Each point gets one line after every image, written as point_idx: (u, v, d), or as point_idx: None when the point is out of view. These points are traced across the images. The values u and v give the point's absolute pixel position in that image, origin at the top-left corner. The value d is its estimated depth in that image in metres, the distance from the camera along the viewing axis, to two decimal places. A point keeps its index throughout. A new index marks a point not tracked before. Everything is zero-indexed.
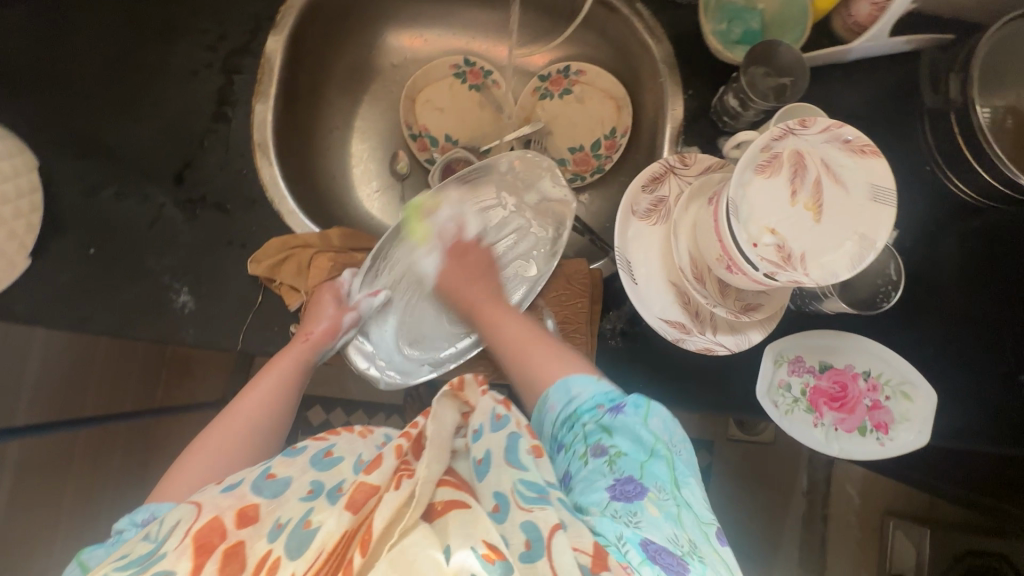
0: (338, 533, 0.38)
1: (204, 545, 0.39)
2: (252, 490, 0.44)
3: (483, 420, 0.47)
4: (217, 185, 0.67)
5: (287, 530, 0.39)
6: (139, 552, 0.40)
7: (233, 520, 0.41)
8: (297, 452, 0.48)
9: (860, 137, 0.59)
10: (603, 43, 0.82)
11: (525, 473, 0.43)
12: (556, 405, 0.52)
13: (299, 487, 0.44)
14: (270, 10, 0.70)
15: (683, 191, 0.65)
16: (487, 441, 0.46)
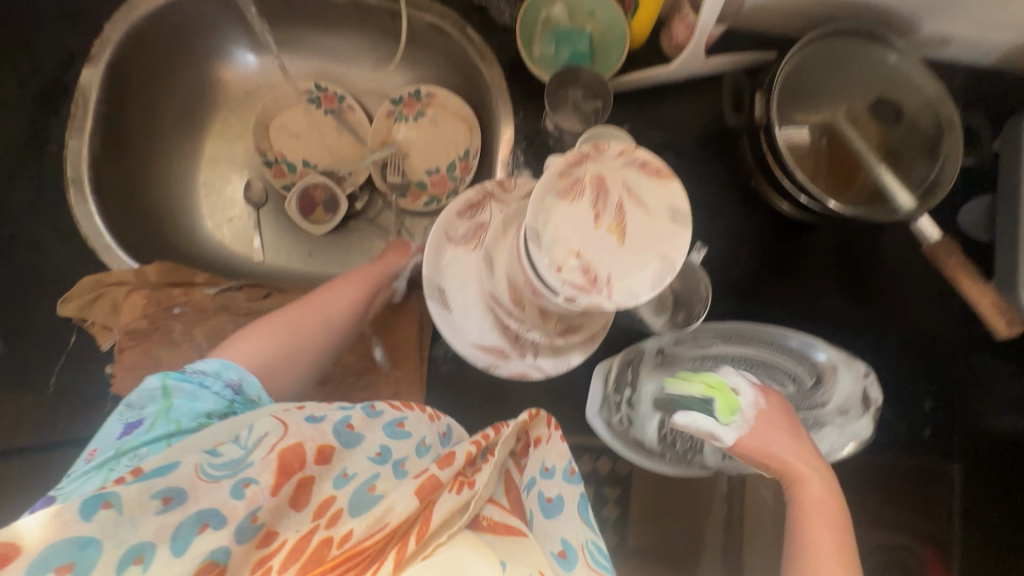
0: (399, 512, 0.39)
1: (286, 468, 0.42)
2: (331, 430, 0.45)
3: (559, 464, 0.50)
4: (29, 225, 0.66)
5: (353, 481, 0.43)
6: (229, 453, 0.42)
7: (313, 453, 0.43)
8: (376, 414, 0.50)
9: (653, 159, 0.60)
10: (449, 66, 0.81)
11: (596, 536, 0.46)
12: None
13: (368, 447, 0.47)
14: (88, 43, 0.69)
15: (501, 215, 0.65)
16: (559, 486, 0.49)
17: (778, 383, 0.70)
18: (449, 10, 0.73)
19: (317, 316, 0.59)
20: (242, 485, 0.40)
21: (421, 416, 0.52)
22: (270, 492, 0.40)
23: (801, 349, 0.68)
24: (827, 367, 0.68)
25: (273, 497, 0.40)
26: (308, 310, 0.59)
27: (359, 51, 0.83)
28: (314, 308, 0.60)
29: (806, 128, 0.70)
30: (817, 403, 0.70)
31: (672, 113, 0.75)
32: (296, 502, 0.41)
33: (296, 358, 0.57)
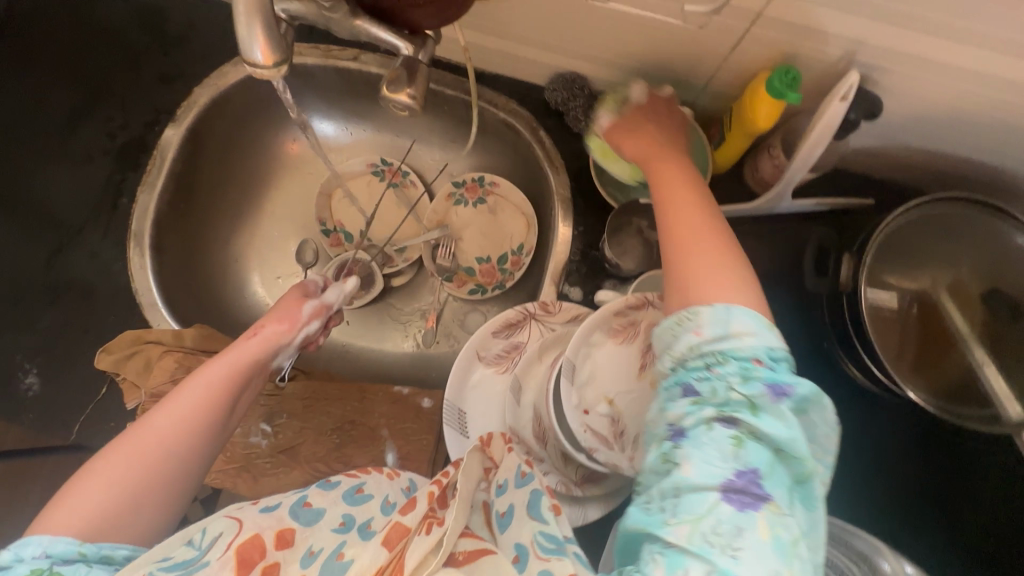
0: (371, 567, 0.36)
1: (245, 562, 0.37)
2: (289, 514, 0.42)
3: (508, 475, 0.46)
4: (88, 270, 0.68)
5: (320, 559, 0.38)
6: (181, 557, 0.38)
7: (272, 540, 0.39)
8: (333, 484, 0.46)
9: None
10: (516, 160, 0.79)
11: (545, 525, 0.41)
12: (687, 327, 0.39)
13: (329, 518, 0.42)
14: (176, 104, 0.71)
15: (540, 339, 0.61)
16: (511, 496, 0.44)
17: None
18: (524, 110, 0.70)
19: (207, 389, 0.48)
20: None
21: (384, 478, 0.48)
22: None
23: None
24: None
25: None
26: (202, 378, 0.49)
27: (430, 131, 0.82)
28: (207, 378, 0.49)
29: (897, 294, 0.61)
30: None
31: (745, 248, 0.69)
32: None
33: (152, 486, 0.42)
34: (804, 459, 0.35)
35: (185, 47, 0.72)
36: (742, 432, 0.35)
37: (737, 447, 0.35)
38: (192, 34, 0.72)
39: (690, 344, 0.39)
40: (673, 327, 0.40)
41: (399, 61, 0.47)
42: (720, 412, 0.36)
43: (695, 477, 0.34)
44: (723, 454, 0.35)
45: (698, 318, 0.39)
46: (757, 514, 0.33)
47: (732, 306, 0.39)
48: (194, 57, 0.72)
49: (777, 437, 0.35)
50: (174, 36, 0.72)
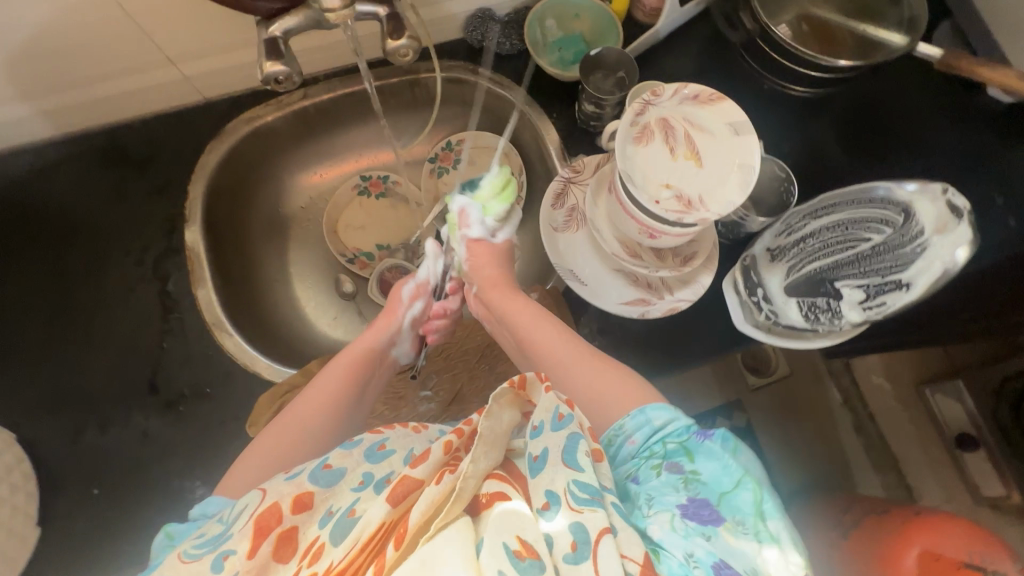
0: (373, 523, 0.45)
1: (264, 528, 0.47)
2: (309, 479, 0.51)
3: (544, 418, 0.53)
4: (190, 376, 0.70)
5: (334, 517, 0.47)
6: (211, 531, 0.50)
7: (289, 506, 0.49)
8: (354, 444, 0.55)
9: (703, 89, 0.69)
10: (468, 112, 0.92)
11: (580, 474, 0.48)
12: (622, 437, 0.55)
13: (352, 479, 0.52)
14: (178, 210, 0.77)
15: (586, 192, 0.73)
16: (545, 440, 0.52)
17: (874, 231, 0.70)
18: (458, 62, 0.85)
19: (340, 375, 0.62)
20: (223, 557, 0.46)
21: (408, 432, 0.58)
22: (246, 558, 0.45)
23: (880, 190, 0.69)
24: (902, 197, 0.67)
25: (248, 561, 0.45)
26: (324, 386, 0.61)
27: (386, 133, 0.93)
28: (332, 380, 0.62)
29: (785, 27, 0.81)
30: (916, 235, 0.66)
31: (669, 64, 0.86)
32: (282, 556, 0.46)
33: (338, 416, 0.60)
34: (739, 478, 0.50)
35: (158, 163, 0.78)
36: (688, 471, 0.51)
37: (686, 483, 0.50)
38: (158, 150, 0.79)
39: (630, 451, 0.55)
40: (612, 441, 0.56)
41: (384, 22, 0.59)
42: (666, 462, 0.52)
43: (654, 505, 0.49)
44: (676, 487, 0.50)
45: (625, 430, 0.55)
46: (717, 527, 0.47)
47: (645, 407, 0.56)
48: (171, 166, 0.78)
49: (712, 474, 0.50)
50: (143, 160, 0.78)
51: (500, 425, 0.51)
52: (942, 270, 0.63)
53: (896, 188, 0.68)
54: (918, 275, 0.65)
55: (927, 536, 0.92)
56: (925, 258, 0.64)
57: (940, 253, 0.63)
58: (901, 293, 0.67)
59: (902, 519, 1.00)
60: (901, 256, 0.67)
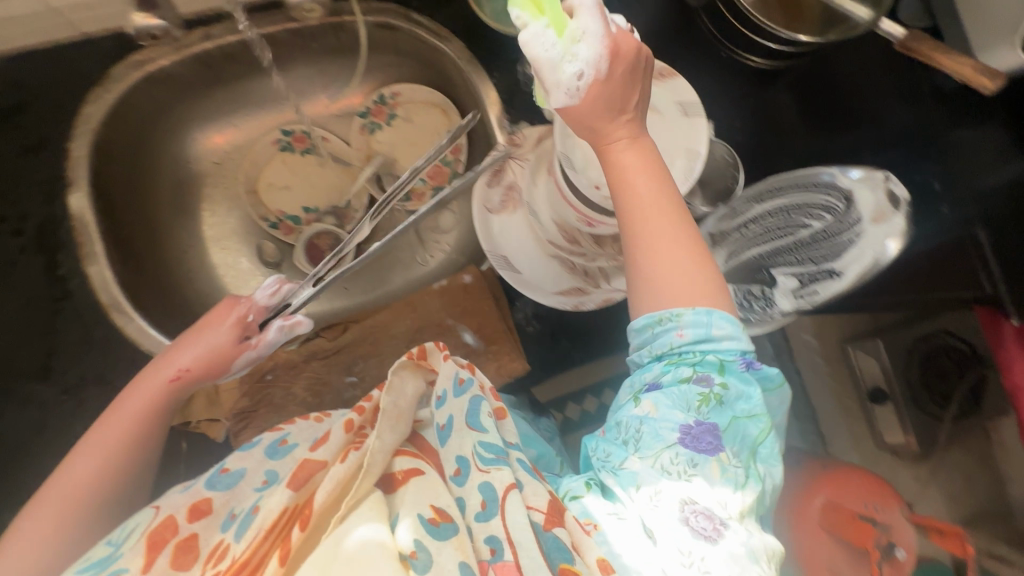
0: (276, 510, 0.42)
1: (158, 542, 0.43)
2: (206, 484, 0.48)
3: (447, 386, 0.53)
4: (88, 363, 0.64)
5: (238, 518, 0.44)
6: (99, 553, 0.44)
7: (184, 515, 0.45)
8: (255, 444, 0.52)
9: (655, 63, 0.63)
10: (403, 60, 0.82)
11: (484, 435, 0.49)
12: (671, 325, 0.48)
13: (254, 477, 0.48)
14: (59, 171, 0.66)
15: (526, 170, 0.68)
16: (450, 407, 0.51)
17: (814, 217, 0.69)
18: (388, 4, 0.74)
19: (146, 401, 0.55)
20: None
21: (309, 424, 0.53)
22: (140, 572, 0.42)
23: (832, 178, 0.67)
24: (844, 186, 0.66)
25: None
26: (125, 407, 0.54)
27: (310, 81, 0.82)
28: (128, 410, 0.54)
29: None
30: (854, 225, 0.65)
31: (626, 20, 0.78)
32: (182, 565, 0.42)
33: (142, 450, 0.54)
34: (757, 411, 0.48)
35: (30, 113, 0.67)
36: (716, 387, 0.47)
37: (703, 403, 0.47)
38: (27, 97, 0.67)
39: (671, 342, 0.48)
40: (661, 322, 0.48)
41: None
42: (697, 373, 0.47)
43: (660, 418, 0.46)
44: (687, 406, 0.46)
45: (679, 320, 0.48)
46: (710, 459, 0.45)
47: (713, 312, 0.48)
48: (45, 118, 0.67)
49: (737, 395, 0.47)
50: (10, 108, 0.66)
51: (404, 399, 0.50)
52: (872, 260, 0.63)
53: (840, 175, 0.66)
54: (850, 264, 0.65)
55: (831, 487, 0.95)
56: (860, 244, 0.64)
57: (875, 241, 0.63)
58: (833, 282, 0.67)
59: (809, 471, 1.00)
60: (839, 244, 0.67)
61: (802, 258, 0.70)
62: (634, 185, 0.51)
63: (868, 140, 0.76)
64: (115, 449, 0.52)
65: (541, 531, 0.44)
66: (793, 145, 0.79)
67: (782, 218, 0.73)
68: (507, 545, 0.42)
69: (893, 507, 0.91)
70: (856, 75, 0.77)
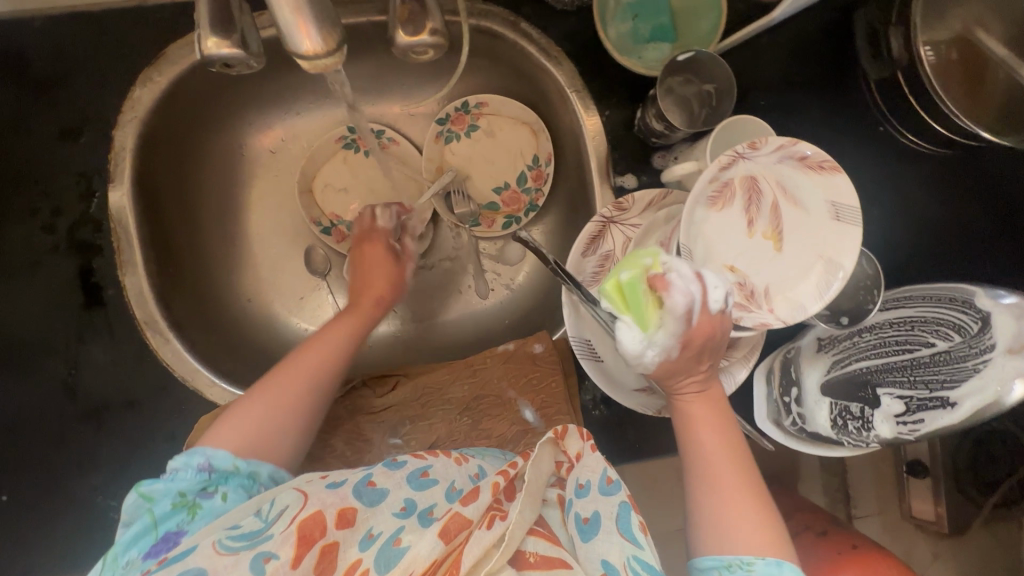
0: (425, 559, 0.41)
1: (307, 538, 0.43)
2: (352, 493, 0.47)
3: (593, 477, 0.48)
4: (118, 381, 0.59)
5: (377, 542, 0.43)
6: (249, 526, 0.43)
7: (332, 518, 0.44)
8: (398, 465, 0.50)
9: (817, 152, 0.51)
10: (496, 68, 0.70)
11: (640, 550, 0.44)
12: (743, 572, 0.45)
13: (392, 501, 0.47)
14: (100, 159, 0.58)
15: (629, 242, 0.58)
16: (596, 502, 0.47)
17: (941, 335, 0.62)
18: (492, 7, 0.62)
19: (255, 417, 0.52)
20: (262, 560, 0.41)
21: (450, 461, 0.51)
22: (290, 566, 0.41)
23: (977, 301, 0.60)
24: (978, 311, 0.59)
25: (292, 572, 0.41)
26: (287, 379, 0.55)
27: (386, 75, 0.71)
28: (290, 381, 0.55)
29: (933, 49, 0.61)
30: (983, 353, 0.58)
31: (770, 64, 0.65)
32: (322, 572, 0.42)
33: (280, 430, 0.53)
34: None
35: (73, 88, 0.58)
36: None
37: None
38: (72, 67, 0.57)
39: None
40: (730, 565, 0.45)
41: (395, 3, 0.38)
42: None
43: None
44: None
45: (750, 568, 0.45)
46: None
47: (783, 562, 0.45)
48: (89, 95, 0.58)
49: None
50: (51, 80, 0.57)
51: (542, 475, 0.47)
52: (993, 396, 0.55)
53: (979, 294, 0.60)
54: (967, 395, 0.57)
55: None
56: (984, 377, 0.57)
57: (1000, 376, 0.56)
58: (942, 412, 0.59)
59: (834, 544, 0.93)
60: (960, 372, 0.59)
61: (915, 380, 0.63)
62: (699, 448, 0.50)
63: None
64: (264, 426, 0.52)
65: None
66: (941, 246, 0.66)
67: (901, 331, 0.65)
68: None
69: None
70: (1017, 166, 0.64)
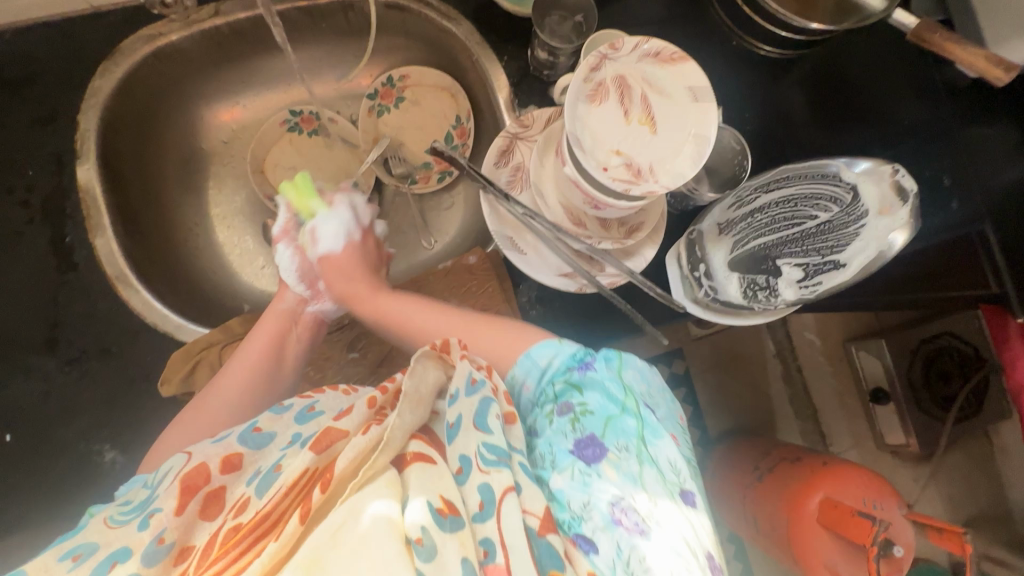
0: (298, 470, 0.44)
1: (192, 488, 0.45)
2: (238, 440, 0.50)
3: (460, 384, 0.52)
4: (95, 333, 0.65)
5: (261, 474, 0.46)
6: (138, 497, 0.47)
7: (217, 466, 0.47)
8: (285, 410, 0.54)
9: (664, 46, 0.63)
10: (412, 43, 0.82)
11: (489, 436, 0.48)
12: (517, 387, 0.56)
13: (280, 441, 0.50)
14: (68, 142, 0.67)
15: (533, 150, 0.68)
16: (460, 406, 0.50)
17: (822, 208, 0.68)
18: None
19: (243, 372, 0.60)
20: (148, 516, 0.43)
21: (337, 393, 0.55)
22: (173, 514, 0.43)
23: (855, 172, 0.65)
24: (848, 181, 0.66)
25: (176, 518, 0.43)
26: (251, 348, 0.62)
27: (319, 61, 0.83)
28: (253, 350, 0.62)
29: None
30: (860, 216, 0.66)
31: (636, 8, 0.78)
32: (207, 515, 0.45)
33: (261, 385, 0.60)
34: (626, 403, 0.50)
35: (41, 85, 0.67)
36: (577, 408, 0.50)
37: (574, 425, 0.50)
38: (39, 67, 0.67)
39: (526, 396, 0.55)
40: (511, 389, 0.57)
41: None
42: (557, 405, 0.52)
43: (553, 446, 0.50)
44: (565, 432, 0.50)
45: (519, 379, 0.56)
46: (601, 467, 0.47)
47: (530, 350, 0.56)
48: (56, 89, 0.67)
49: (598, 404, 0.50)
50: (22, 79, 0.67)
51: (424, 384, 0.50)
52: (876, 251, 0.65)
53: (844, 167, 0.65)
54: (854, 255, 0.67)
55: (829, 482, 0.94)
56: (863, 238, 0.66)
57: (876, 234, 0.65)
58: (836, 273, 0.69)
59: (806, 466, 1.01)
60: (845, 238, 0.67)
61: (805, 249, 0.71)
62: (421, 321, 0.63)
63: (875, 131, 0.75)
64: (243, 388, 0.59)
65: (535, 536, 0.44)
66: (799, 137, 0.78)
67: (786, 209, 0.71)
68: (499, 548, 0.42)
69: (891, 503, 0.90)
70: (870, 73, 0.76)
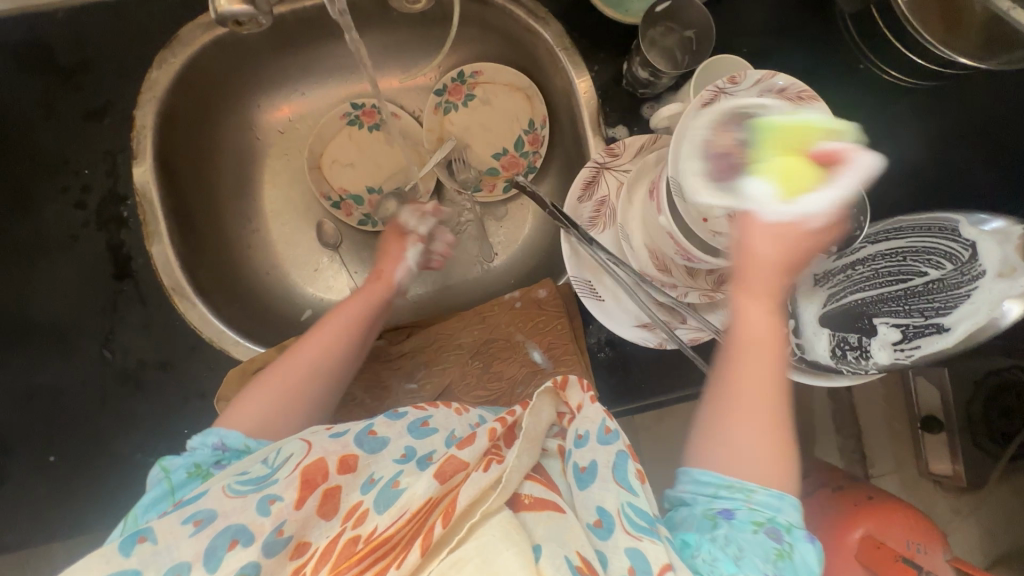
0: (421, 497, 0.40)
1: (310, 482, 0.43)
2: (354, 441, 0.46)
3: (591, 428, 0.48)
4: (150, 344, 0.63)
5: (377, 485, 0.43)
6: (256, 471, 0.44)
7: (334, 464, 0.44)
8: (399, 416, 0.50)
9: (794, 83, 0.54)
10: (488, 37, 0.74)
11: (635, 498, 0.43)
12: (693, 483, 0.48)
13: (393, 450, 0.46)
14: (125, 138, 0.63)
15: (622, 184, 0.61)
16: (593, 452, 0.46)
17: (932, 264, 0.61)
18: None
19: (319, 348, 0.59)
20: (267, 501, 0.41)
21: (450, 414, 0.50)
22: (293, 507, 0.41)
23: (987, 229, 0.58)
24: (961, 233, 0.59)
25: (297, 512, 0.41)
26: (334, 322, 0.61)
27: (386, 51, 0.75)
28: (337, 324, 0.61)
29: None
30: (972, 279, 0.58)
31: (747, 17, 0.69)
32: (325, 513, 0.42)
33: (334, 371, 0.59)
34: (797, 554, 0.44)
35: (97, 74, 0.62)
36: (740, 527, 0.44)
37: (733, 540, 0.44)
38: (95, 54, 0.62)
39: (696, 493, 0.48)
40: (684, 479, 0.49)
41: None
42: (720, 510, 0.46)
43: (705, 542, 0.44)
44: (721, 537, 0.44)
45: (693, 481, 0.48)
46: None
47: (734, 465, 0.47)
48: (112, 79, 0.62)
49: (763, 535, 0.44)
50: (78, 67, 0.62)
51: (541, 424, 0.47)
52: (988, 319, 0.57)
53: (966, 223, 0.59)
54: (961, 319, 0.59)
55: None
56: (975, 302, 0.58)
57: (991, 299, 0.57)
58: (938, 338, 0.60)
59: None
60: (955, 298, 0.59)
61: (909, 308, 0.62)
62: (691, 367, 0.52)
63: None
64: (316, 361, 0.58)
65: None
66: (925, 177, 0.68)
67: (893, 262, 0.64)
68: None
69: None
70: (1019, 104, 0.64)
